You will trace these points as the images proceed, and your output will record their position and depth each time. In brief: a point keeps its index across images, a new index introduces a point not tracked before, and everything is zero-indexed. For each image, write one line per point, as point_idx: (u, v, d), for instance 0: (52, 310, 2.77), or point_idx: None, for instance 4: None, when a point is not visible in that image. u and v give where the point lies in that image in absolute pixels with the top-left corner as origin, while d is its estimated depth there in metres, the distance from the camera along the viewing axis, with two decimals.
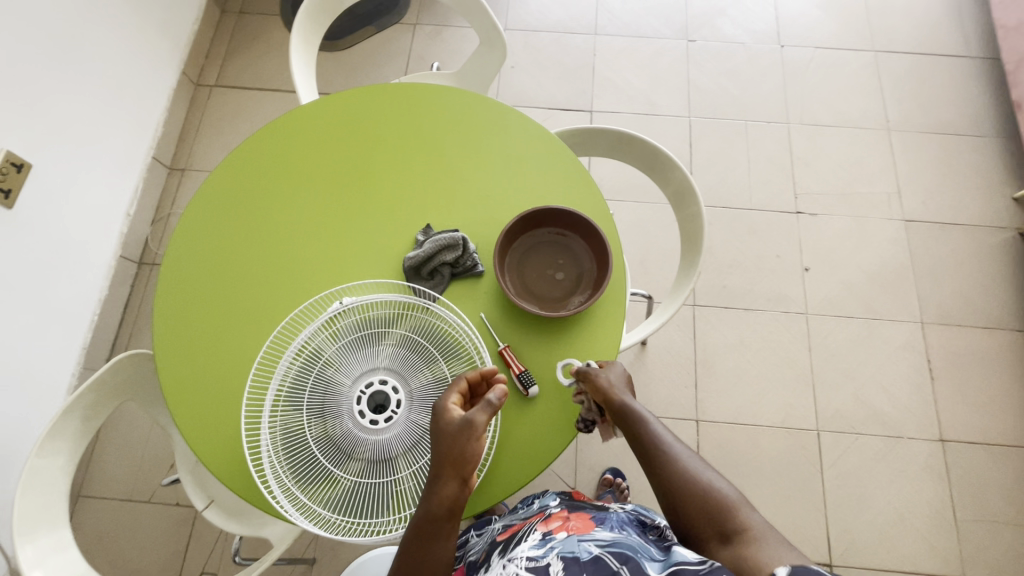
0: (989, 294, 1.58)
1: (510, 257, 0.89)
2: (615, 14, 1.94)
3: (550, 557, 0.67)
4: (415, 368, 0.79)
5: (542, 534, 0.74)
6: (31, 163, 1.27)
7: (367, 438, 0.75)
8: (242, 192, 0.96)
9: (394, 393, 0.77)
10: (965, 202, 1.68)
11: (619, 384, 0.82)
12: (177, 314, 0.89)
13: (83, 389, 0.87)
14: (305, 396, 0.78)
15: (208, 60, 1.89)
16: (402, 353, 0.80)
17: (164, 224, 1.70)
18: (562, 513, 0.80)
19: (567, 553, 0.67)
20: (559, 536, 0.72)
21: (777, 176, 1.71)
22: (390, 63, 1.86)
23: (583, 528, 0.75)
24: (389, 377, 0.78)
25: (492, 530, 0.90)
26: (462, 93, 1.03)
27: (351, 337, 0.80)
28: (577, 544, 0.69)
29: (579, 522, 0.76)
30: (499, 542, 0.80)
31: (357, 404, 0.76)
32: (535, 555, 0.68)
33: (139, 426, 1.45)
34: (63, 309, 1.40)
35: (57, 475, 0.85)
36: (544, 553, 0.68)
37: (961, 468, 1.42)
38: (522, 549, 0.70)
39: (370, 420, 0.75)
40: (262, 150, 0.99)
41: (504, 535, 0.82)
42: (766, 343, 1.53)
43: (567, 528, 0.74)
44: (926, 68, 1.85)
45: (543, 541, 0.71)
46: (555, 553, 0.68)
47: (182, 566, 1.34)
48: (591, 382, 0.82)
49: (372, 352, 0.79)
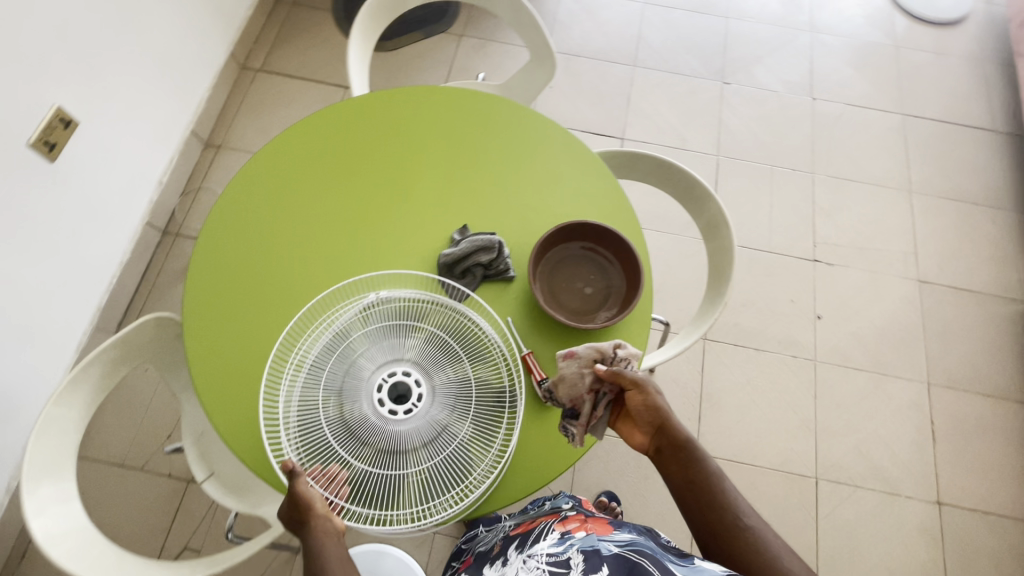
0: (996, 363, 1.59)
1: (541, 265, 0.90)
2: (655, 49, 2.00)
3: (570, 551, 0.71)
4: (439, 364, 0.80)
5: (561, 534, 0.77)
6: (78, 121, 1.31)
7: (384, 427, 0.75)
8: (285, 174, 0.99)
9: (416, 385, 0.77)
10: (979, 270, 1.70)
11: (661, 409, 0.75)
12: (208, 282, 0.91)
13: (108, 344, 0.88)
14: (325, 377, 0.78)
15: (257, 46, 1.94)
16: (429, 348, 0.81)
17: (193, 197, 1.72)
18: (580, 516, 0.83)
19: (588, 547, 0.70)
20: (578, 535, 0.75)
21: (798, 223, 1.74)
22: (434, 68, 1.91)
23: (602, 529, 0.78)
24: (412, 370, 0.78)
25: (505, 527, 0.97)
26: (510, 105, 1.06)
27: (380, 326, 0.81)
28: (597, 541, 0.72)
29: (597, 524, 0.79)
30: (515, 536, 0.85)
31: (378, 392, 0.77)
32: (556, 551, 0.72)
33: (139, 393, 1.44)
34: (86, 267, 1.41)
35: (69, 426, 0.85)
36: (564, 549, 0.71)
37: (956, 533, 1.42)
38: (541, 547, 0.74)
39: (389, 410, 0.76)
40: (309, 137, 1.02)
41: (519, 530, 0.88)
42: (773, 385, 1.54)
43: (585, 528, 0.77)
44: (951, 136, 1.90)
45: (563, 540, 0.74)
46: (576, 548, 0.71)
47: (165, 540, 1.32)
48: (636, 383, 0.75)
49: (399, 344, 0.80)
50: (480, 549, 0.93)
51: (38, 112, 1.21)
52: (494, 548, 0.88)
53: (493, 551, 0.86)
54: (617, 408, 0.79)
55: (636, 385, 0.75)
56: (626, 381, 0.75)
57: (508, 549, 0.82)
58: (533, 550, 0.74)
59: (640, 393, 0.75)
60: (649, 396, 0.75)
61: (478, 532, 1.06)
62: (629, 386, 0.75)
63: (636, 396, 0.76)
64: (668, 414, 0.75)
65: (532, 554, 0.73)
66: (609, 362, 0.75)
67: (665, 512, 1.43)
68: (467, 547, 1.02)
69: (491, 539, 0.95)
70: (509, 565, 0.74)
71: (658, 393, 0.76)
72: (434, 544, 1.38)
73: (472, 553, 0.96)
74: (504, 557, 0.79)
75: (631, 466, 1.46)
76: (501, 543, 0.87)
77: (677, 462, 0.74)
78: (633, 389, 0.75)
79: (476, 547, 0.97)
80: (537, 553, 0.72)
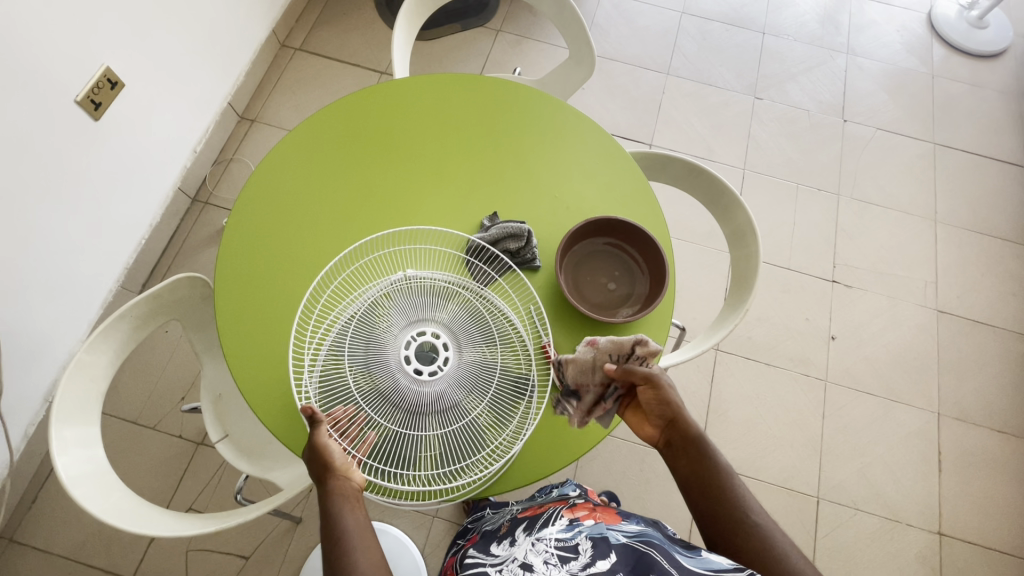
0: (1009, 399, 1.58)
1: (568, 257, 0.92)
2: (689, 59, 2.00)
3: (579, 538, 0.73)
4: (466, 336, 0.81)
5: (569, 521, 0.78)
6: (124, 83, 1.35)
7: (407, 390, 0.76)
8: (332, 143, 1.01)
9: (444, 355, 0.78)
10: (999, 305, 1.69)
11: (669, 403, 0.77)
12: (246, 240, 0.94)
13: (142, 298, 0.90)
14: (356, 337, 0.80)
15: (297, 25, 1.97)
16: (462, 321, 0.81)
17: (224, 168, 1.75)
18: (587, 505, 0.85)
19: (596, 534, 0.73)
20: (586, 523, 0.77)
21: (819, 242, 1.74)
22: (470, 60, 1.93)
23: (610, 519, 0.80)
24: (442, 338, 0.79)
25: (511, 510, 1.00)
26: (551, 100, 1.07)
27: (414, 294, 0.83)
28: (606, 530, 0.74)
29: (605, 514, 0.82)
30: (524, 519, 0.87)
31: (406, 355, 0.77)
32: (564, 537, 0.74)
33: (156, 353, 1.47)
34: (118, 226, 1.44)
35: (97, 374, 0.87)
36: (573, 535, 0.74)
37: (954, 565, 1.41)
38: (550, 532, 0.75)
39: (415, 375, 0.76)
40: (359, 110, 1.04)
41: (527, 514, 0.90)
42: (781, 401, 1.54)
43: (593, 517, 0.80)
44: (981, 169, 1.88)
45: (571, 526, 0.76)
46: (584, 534, 0.73)
47: (171, 499, 1.35)
48: (649, 377, 0.77)
49: (432, 313, 0.81)
50: (486, 529, 0.96)
51: (88, 71, 1.25)
52: (501, 529, 0.90)
53: (501, 531, 0.88)
54: (628, 399, 0.81)
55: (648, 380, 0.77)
56: (639, 375, 0.77)
57: (515, 531, 0.84)
58: (541, 534, 0.75)
59: (652, 387, 0.77)
60: (660, 391, 0.77)
61: (483, 512, 1.08)
62: (641, 380, 0.77)
63: (648, 391, 0.78)
64: (678, 407, 0.77)
65: (540, 538, 0.74)
66: (625, 358, 0.77)
67: (664, 517, 1.43)
68: (473, 527, 1.04)
69: (497, 520, 0.98)
70: (516, 546, 0.76)
71: (671, 388, 0.77)
72: (433, 527, 1.39)
73: (477, 532, 0.98)
74: (511, 538, 0.81)
75: (633, 469, 1.47)
76: (509, 525, 0.89)
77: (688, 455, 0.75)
78: (645, 383, 0.77)
79: (482, 526, 1.00)
80: (546, 537, 0.74)
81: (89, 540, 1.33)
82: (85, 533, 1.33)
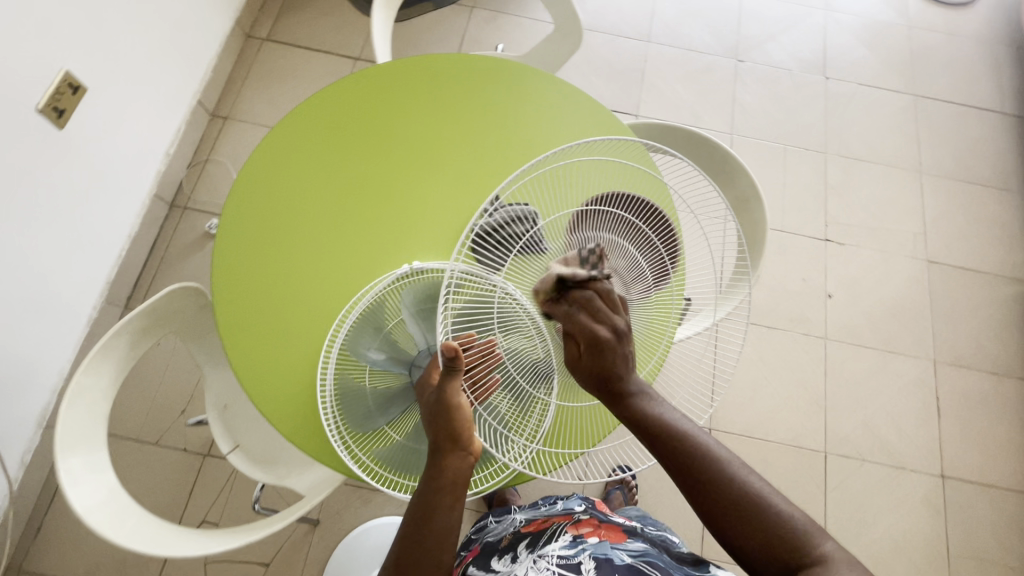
0: (1000, 341, 1.63)
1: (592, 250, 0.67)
2: (669, 25, 1.97)
3: (583, 556, 0.73)
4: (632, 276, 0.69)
5: (573, 537, 0.79)
6: (86, 86, 1.27)
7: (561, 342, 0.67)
8: (328, 130, 0.97)
9: None
10: (986, 250, 1.73)
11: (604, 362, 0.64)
12: (242, 243, 0.90)
13: (136, 314, 0.85)
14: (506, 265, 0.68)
15: (262, 13, 1.88)
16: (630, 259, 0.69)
17: (200, 170, 1.68)
18: (592, 521, 0.84)
19: (600, 554, 0.73)
20: (590, 540, 0.77)
21: (810, 202, 1.75)
22: (445, 40, 1.87)
23: (614, 536, 0.80)
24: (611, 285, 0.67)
25: (514, 520, 0.99)
26: (543, 77, 1.03)
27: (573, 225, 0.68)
28: (610, 550, 0.75)
29: (610, 531, 0.81)
30: (526, 535, 0.87)
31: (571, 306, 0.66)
32: (568, 554, 0.74)
33: (152, 368, 1.42)
34: (95, 238, 1.38)
35: (97, 398, 0.83)
36: (576, 553, 0.74)
37: (957, 505, 1.46)
38: (553, 548, 0.76)
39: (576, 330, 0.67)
40: (353, 94, 0.99)
41: (530, 528, 0.89)
42: (784, 362, 1.56)
43: (597, 534, 0.80)
44: (961, 117, 1.90)
45: (574, 543, 0.77)
46: (588, 553, 0.74)
47: (183, 514, 1.32)
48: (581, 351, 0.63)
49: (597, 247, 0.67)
50: (487, 540, 0.95)
51: (46, 76, 1.16)
52: (504, 542, 0.90)
53: (502, 544, 0.88)
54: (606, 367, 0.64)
55: (614, 336, 0.62)
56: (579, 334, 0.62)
57: (517, 546, 0.84)
58: (543, 551, 0.76)
59: (612, 347, 0.62)
60: (623, 349, 0.63)
61: (484, 523, 1.07)
62: (584, 343, 0.62)
63: (572, 347, 0.64)
64: (630, 367, 0.65)
65: (542, 555, 0.75)
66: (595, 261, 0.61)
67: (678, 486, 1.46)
68: (477, 536, 1.02)
69: (500, 531, 0.97)
70: (518, 564, 0.77)
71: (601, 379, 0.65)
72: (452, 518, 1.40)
73: (479, 543, 0.97)
74: (514, 554, 0.82)
75: None
76: (510, 539, 0.89)
77: (645, 423, 0.66)
78: (585, 348, 0.62)
79: (484, 536, 0.99)
80: (548, 555, 0.75)
81: (102, 563, 1.30)
82: (96, 556, 1.30)
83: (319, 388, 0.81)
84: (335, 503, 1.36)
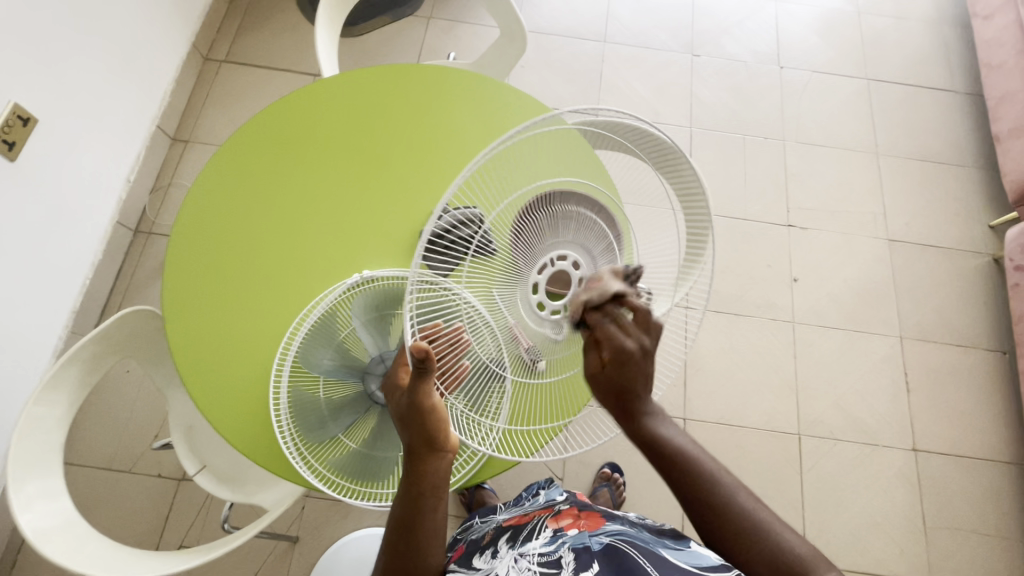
0: (964, 314, 1.66)
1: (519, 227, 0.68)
2: (624, 25, 2.00)
3: (562, 550, 0.73)
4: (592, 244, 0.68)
5: (553, 531, 0.79)
6: (37, 118, 1.25)
7: (536, 326, 0.65)
8: (272, 146, 0.97)
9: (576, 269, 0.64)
10: (946, 226, 1.76)
11: (624, 382, 0.59)
12: (192, 263, 0.90)
13: (88, 340, 0.85)
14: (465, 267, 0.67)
15: (219, 36, 1.88)
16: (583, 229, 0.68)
17: (163, 194, 1.68)
18: (573, 512, 0.85)
19: (579, 545, 0.73)
20: (569, 533, 0.78)
21: (770, 189, 1.78)
22: (403, 52, 1.88)
23: (594, 524, 0.80)
24: (567, 253, 0.65)
25: (497, 518, 0.99)
26: (487, 81, 1.04)
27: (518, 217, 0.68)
28: (589, 539, 0.75)
29: (589, 520, 0.81)
30: (508, 529, 0.87)
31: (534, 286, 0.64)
32: (548, 550, 0.74)
33: (122, 393, 1.42)
34: (57, 268, 1.37)
35: (50, 428, 0.82)
36: (556, 548, 0.74)
37: (931, 477, 1.48)
38: (534, 546, 0.77)
39: (550, 310, 0.64)
40: (296, 109, 1.00)
41: (511, 523, 0.90)
42: (754, 348, 1.58)
43: (578, 526, 0.80)
44: (914, 98, 1.95)
45: (554, 538, 0.77)
46: (567, 546, 0.74)
47: (160, 539, 1.32)
48: (608, 364, 0.58)
49: (551, 228, 0.67)
50: (471, 539, 0.94)
51: None
52: (485, 541, 0.89)
53: (483, 542, 0.88)
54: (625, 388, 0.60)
55: (641, 351, 0.58)
56: (611, 348, 0.57)
57: (498, 541, 0.84)
58: (524, 550, 0.76)
59: (636, 363, 0.58)
60: (644, 367, 0.59)
61: (471, 522, 1.05)
62: (609, 354, 0.57)
63: (593, 358, 0.58)
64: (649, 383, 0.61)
65: (523, 554, 0.75)
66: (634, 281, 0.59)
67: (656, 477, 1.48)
68: (460, 535, 1.01)
69: (483, 529, 0.97)
70: (500, 560, 0.77)
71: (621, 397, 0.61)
72: None
73: (463, 543, 0.96)
74: (494, 549, 0.82)
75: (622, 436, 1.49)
76: (492, 536, 0.88)
77: (659, 452, 0.65)
78: (609, 359, 0.57)
79: (467, 535, 0.98)
80: (530, 552, 0.75)
81: None
82: None
83: (272, 403, 0.81)
84: (314, 517, 1.36)
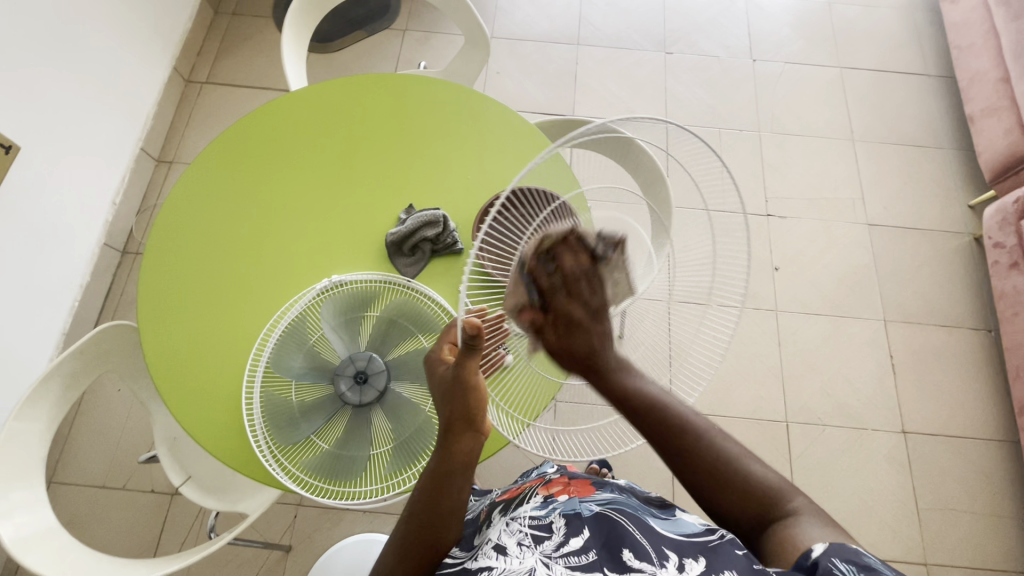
0: (947, 294, 1.66)
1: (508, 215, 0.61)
2: (597, 27, 2.03)
3: (553, 515, 0.69)
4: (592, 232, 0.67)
5: (544, 497, 0.76)
6: (18, 145, 1.27)
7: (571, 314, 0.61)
8: (241, 161, 0.99)
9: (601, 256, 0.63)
10: (924, 208, 1.77)
11: (578, 345, 0.58)
12: (165, 278, 0.93)
13: (69, 354, 0.88)
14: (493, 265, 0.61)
15: (199, 58, 1.92)
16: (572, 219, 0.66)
17: (150, 215, 1.71)
18: (563, 480, 0.82)
19: (569, 510, 0.69)
20: (560, 498, 0.74)
21: (748, 180, 1.79)
22: (380, 65, 1.92)
23: (584, 491, 0.77)
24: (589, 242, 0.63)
25: (491, 496, 0.97)
26: (447, 84, 1.05)
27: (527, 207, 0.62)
28: (579, 504, 0.71)
29: (580, 486, 0.78)
30: (500, 504, 0.85)
31: None
32: (539, 515, 0.71)
33: (113, 412, 1.44)
34: (46, 292, 1.41)
35: (29, 443, 0.83)
36: (547, 512, 0.70)
37: (921, 459, 1.48)
38: (524, 510, 0.73)
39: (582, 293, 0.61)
40: (262, 123, 1.02)
41: (504, 498, 0.88)
42: (738, 338, 1.59)
43: (568, 492, 0.77)
44: (888, 84, 1.96)
45: (545, 504, 0.73)
46: (558, 512, 0.70)
47: (156, 549, 1.33)
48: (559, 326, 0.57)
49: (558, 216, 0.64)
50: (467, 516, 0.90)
51: None
52: (479, 518, 0.86)
53: (479, 519, 0.84)
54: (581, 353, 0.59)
55: (590, 314, 0.58)
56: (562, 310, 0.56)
57: (492, 514, 0.81)
58: (515, 514, 0.72)
59: (590, 325, 0.59)
60: (599, 326, 0.59)
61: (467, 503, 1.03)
62: (560, 323, 0.58)
63: (548, 331, 0.58)
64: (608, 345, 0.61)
65: (514, 518, 0.71)
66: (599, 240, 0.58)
67: (645, 471, 1.48)
68: None
69: (478, 508, 0.94)
70: (491, 528, 0.73)
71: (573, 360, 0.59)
72: None
73: None
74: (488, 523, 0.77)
75: None
76: (485, 512, 0.86)
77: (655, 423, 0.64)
78: (561, 325, 0.57)
79: None
80: (519, 517, 0.71)
81: None
82: None
83: (245, 410, 0.83)
84: (307, 525, 1.37)
